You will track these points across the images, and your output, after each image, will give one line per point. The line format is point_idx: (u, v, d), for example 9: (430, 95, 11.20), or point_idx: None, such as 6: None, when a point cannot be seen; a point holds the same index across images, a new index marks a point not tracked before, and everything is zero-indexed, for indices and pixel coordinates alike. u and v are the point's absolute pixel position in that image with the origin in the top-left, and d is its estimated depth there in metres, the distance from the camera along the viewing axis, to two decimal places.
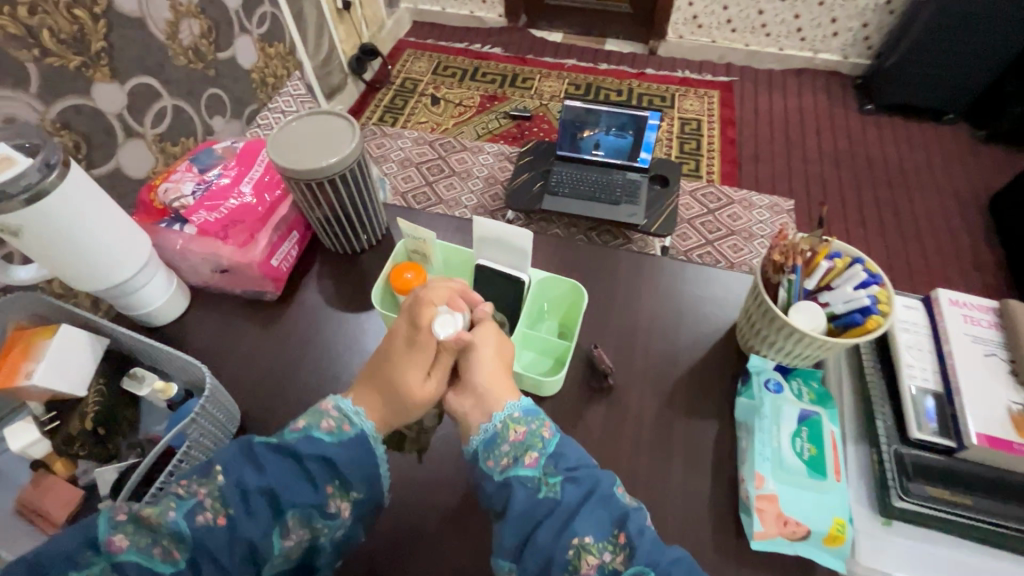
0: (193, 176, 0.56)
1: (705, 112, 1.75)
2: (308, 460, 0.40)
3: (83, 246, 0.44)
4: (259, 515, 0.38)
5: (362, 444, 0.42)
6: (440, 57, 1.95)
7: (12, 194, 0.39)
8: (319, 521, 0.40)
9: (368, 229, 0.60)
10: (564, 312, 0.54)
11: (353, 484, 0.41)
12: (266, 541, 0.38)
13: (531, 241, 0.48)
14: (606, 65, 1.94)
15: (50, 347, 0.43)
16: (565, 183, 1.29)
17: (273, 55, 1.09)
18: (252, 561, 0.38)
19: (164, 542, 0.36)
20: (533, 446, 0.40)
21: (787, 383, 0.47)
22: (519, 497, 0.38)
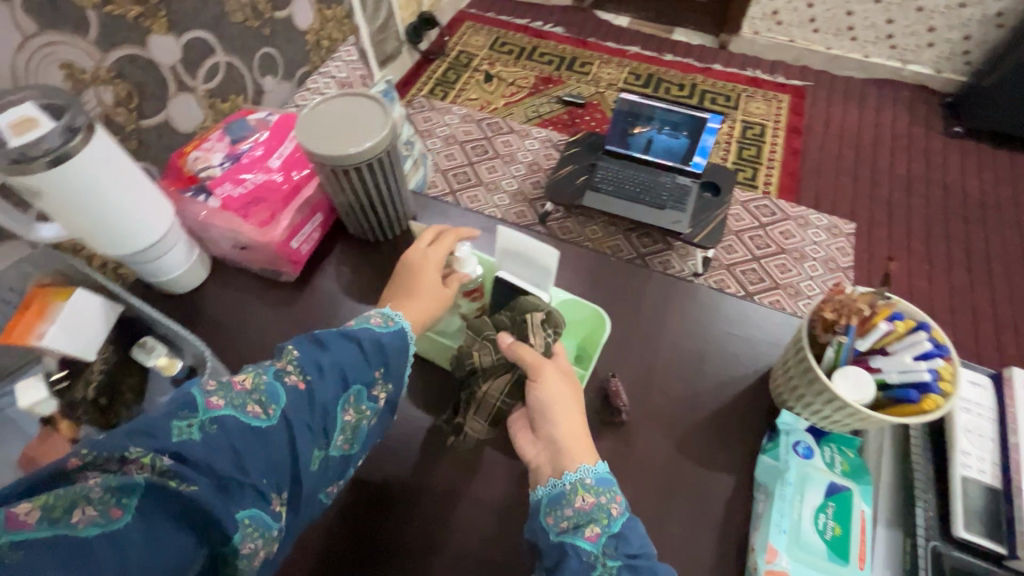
0: (223, 146, 0.55)
1: (771, 118, 1.64)
2: (367, 339, 0.43)
3: (102, 211, 0.44)
4: (329, 379, 0.40)
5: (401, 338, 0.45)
6: (499, 32, 1.89)
7: (36, 156, 0.38)
8: (365, 404, 0.42)
9: (393, 220, 0.58)
10: (585, 335, 0.52)
11: (392, 374, 0.44)
12: (335, 405, 0.40)
13: (556, 259, 0.46)
14: (671, 56, 1.84)
15: (63, 310, 0.45)
16: (609, 180, 1.23)
17: (329, 16, 1.07)
18: (323, 431, 0.39)
19: (256, 399, 0.36)
20: (597, 520, 0.38)
21: (818, 449, 0.43)
22: (572, 565, 0.37)
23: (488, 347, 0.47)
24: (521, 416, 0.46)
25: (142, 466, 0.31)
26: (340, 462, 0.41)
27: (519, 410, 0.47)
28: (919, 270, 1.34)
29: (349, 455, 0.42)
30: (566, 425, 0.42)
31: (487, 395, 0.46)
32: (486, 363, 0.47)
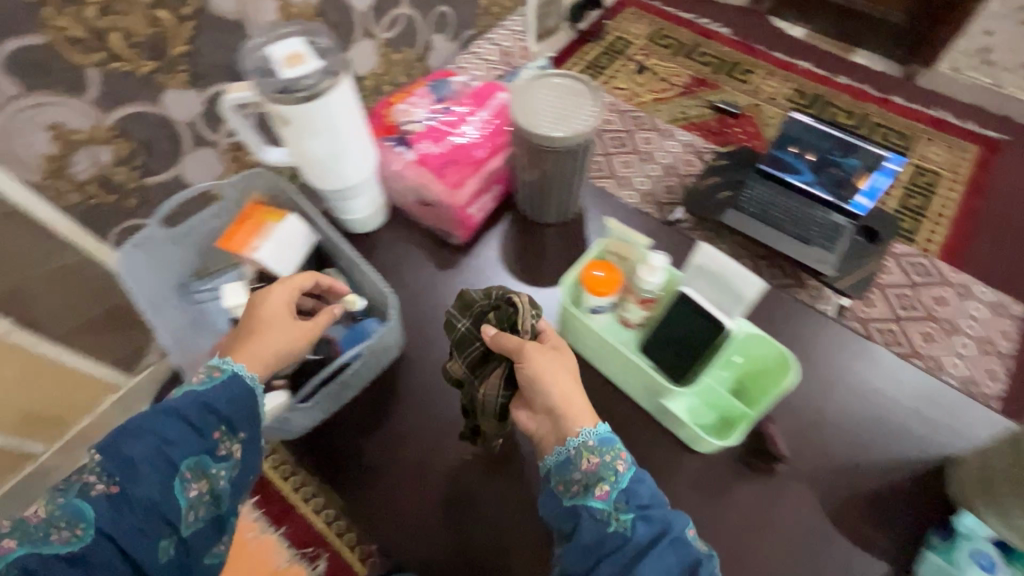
0: (428, 108, 0.64)
1: (950, 168, 1.45)
2: (188, 413, 0.59)
3: (327, 146, 0.54)
4: (153, 475, 0.56)
5: (239, 384, 0.63)
6: (661, 23, 1.81)
7: (297, 91, 0.49)
8: (198, 472, 0.59)
9: (554, 200, 0.65)
10: (755, 366, 0.66)
11: (228, 431, 0.61)
12: (169, 494, 0.57)
13: (758, 290, 0.62)
14: (846, 79, 1.66)
15: (274, 231, 0.74)
16: (754, 202, 1.15)
17: None
18: (159, 517, 0.56)
19: (64, 527, 0.53)
20: (604, 481, 0.60)
21: (1000, 564, 0.60)
22: (594, 524, 0.58)
23: (458, 350, 0.70)
24: (516, 399, 0.68)
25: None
26: (206, 523, 0.60)
27: (513, 394, 0.68)
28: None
29: (202, 515, 0.60)
30: (558, 394, 0.63)
31: (486, 394, 0.67)
32: (462, 356, 0.69)
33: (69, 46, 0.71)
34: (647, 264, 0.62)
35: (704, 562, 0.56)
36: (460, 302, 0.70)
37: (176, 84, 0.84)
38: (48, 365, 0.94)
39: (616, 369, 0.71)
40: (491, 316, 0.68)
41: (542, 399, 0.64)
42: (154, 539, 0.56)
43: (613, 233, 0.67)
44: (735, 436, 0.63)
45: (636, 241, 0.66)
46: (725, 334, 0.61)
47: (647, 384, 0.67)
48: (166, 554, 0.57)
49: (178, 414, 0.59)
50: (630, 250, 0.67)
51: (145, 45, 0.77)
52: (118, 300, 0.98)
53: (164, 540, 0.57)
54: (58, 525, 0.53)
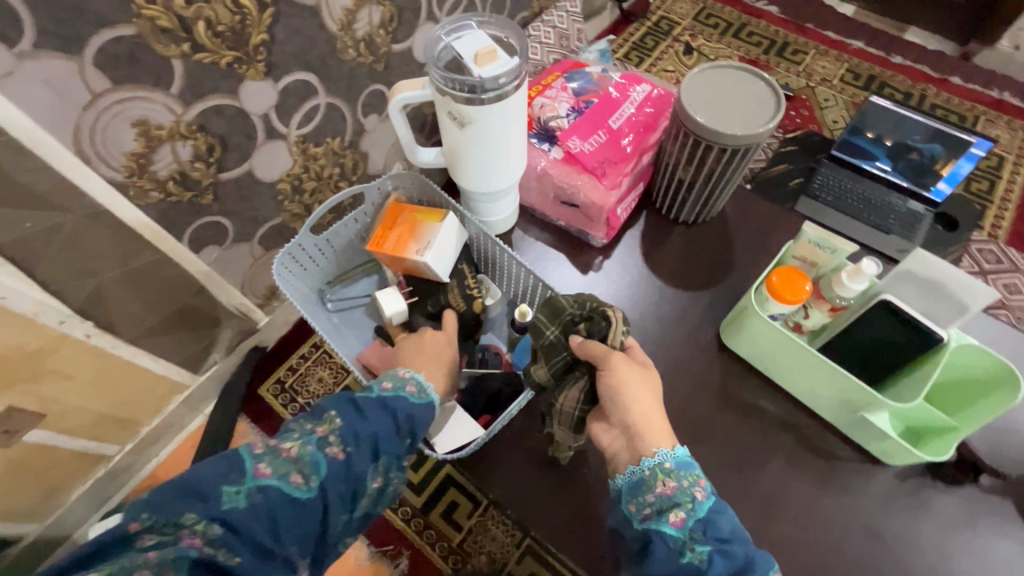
0: (576, 107, 0.69)
1: (1013, 150, 1.42)
2: (398, 411, 0.58)
3: (498, 140, 0.59)
4: (363, 457, 0.55)
5: (429, 409, 0.60)
6: (706, 1, 1.75)
7: (486, 91, 0.54)
8: (390, 471, 0.57)
9: (693, 193, 0.70)
10: (976, 385, 0.56)
11: (417, 439, 0.59)
12: (364, 477, 0.55)
13: (989, 301, 0.51)
14: (900, 59, 1.62)
15: (439, 233, 0.70)
16: (828, 189, 1.12)
17: None
18: (348, 499, 0.55)
19: (298, 473, 0.52)
20: (680, 507, 0.51)
21: None
22: (663, 549, 0.50)
23: (542, 360, 0.62)
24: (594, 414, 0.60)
25: (196, 533, 0.46)
26: (363, 517, 0.57)
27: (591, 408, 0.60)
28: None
29: (365, 514, 0.57)
30: (638, 415, 0.55)
31: (565, 405, 0.60)
32: (546, 365, 0.61)
33: (153, 34, 0.62)
34: (851, 271, 0.55)
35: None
36: (550, 313, 0.62)
37: (252, 76, 0.75)
38: (124, 368, 0.91)
39: (788, 376, 0.64)
40: (581, 329, 0.61)
41: (619, 416, 0.56)
42: (333, 521, 0.54)
43: (807, 237, 0.58)
44: (947, 449, 0.56)
45: (834, 244, 0.57)
46: (938, 346, 0.53)
47: (843, 397, 0.59)
48: (335, 536, 0.55)
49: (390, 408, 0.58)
50: (823, 256, 0.58)
51: (227, 35, 0.68)
52: (188, 301, 0.94)
53: (339, 522, 0.54)
54: (297, 468, 0.52)
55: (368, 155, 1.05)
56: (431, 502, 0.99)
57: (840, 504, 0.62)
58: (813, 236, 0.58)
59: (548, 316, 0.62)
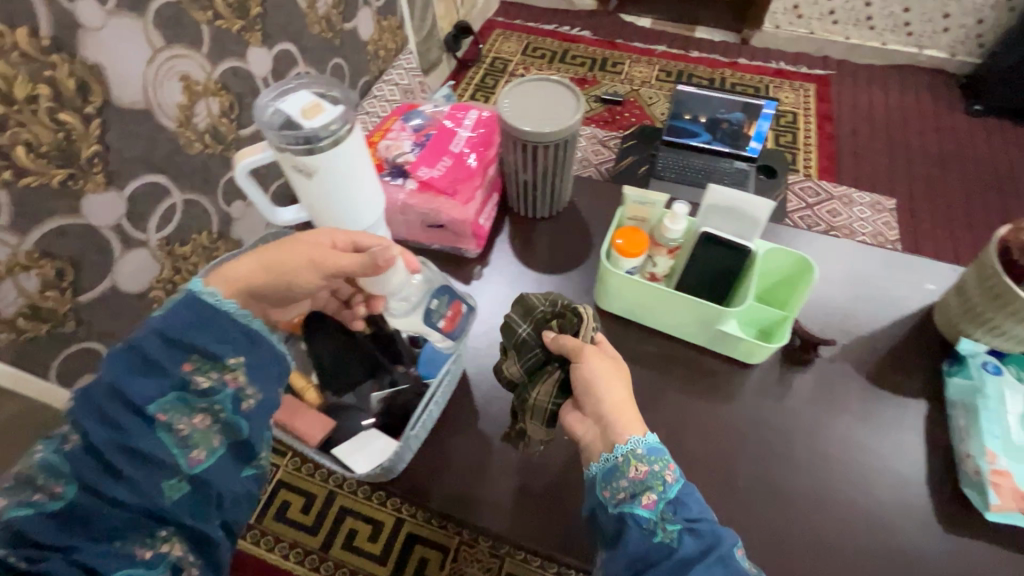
0: (411, 139, 0.74)
1: (800, 106, 1.71)
2: (145, 347, 0.44)
3: (350, 185, 0.60)
4: (125, 421, 0.42)
5: (198, 309, 0.46)
6: (529, 39, 1.96)
7: (323, 138, 0.56)
8: (188, 406, 0.45)
9: (540, 191, 0.78)
10: (790, 279, 0.68)
11: (206, 356, 0.45)
12: (150, 436, 0.42)
13: (769, 210, 0.63)
14: (697, 53, 1.90)
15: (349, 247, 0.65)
16: (670, 168, 1.29)
17: (385, 28, 1.31)
18: (151, 462, 0.42)
19: (46, 480, 0.40)
20: (653, 488, 0.50)
21: (1001, 367, 0.62)
22: (637, 534, 0.48)
23: (515, 356, 0.63)
24: (567, 408, 0.59)
25: None
26: (224, 455, 0.46)
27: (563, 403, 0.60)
28: (971, 240, 1.40)
29: (219, 447, 0.46)
30: (614, 405, 0.55)
31: (538, 399, 0.60)
32: (522, 362, 0.62)
33: None
34: (673, 215, 0.64)
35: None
36: (523, 313, 0.64)
37: (93, 188, 0.71)
38: None
39: (659, 318, 0.70)
40: (552, 325, 0.62)
41: (592, 405, 0.55)
42: (160, 484, 0.42)
43: (630, 198, 0.68)
44: (784, 335, 0.66)
45: (654, 198, 0.68)
46: (748, 254, 0.63)
47: (698, 318, 0.67)
48: (184, 498, 0.43)
49: (134, 351, 0.44)
50: (651, 210, 0.68)
51: (54, 154, 0.65)
52: None
53: (175, 485, 0.43)
54: (41, 482, 0.40)
55: (242, 240, 1.03)
56: (399, 565, 0.96)
57: (758, 419, 0.66)
58: (635, 196, 0.68)
59: (522, 315, 0.63)
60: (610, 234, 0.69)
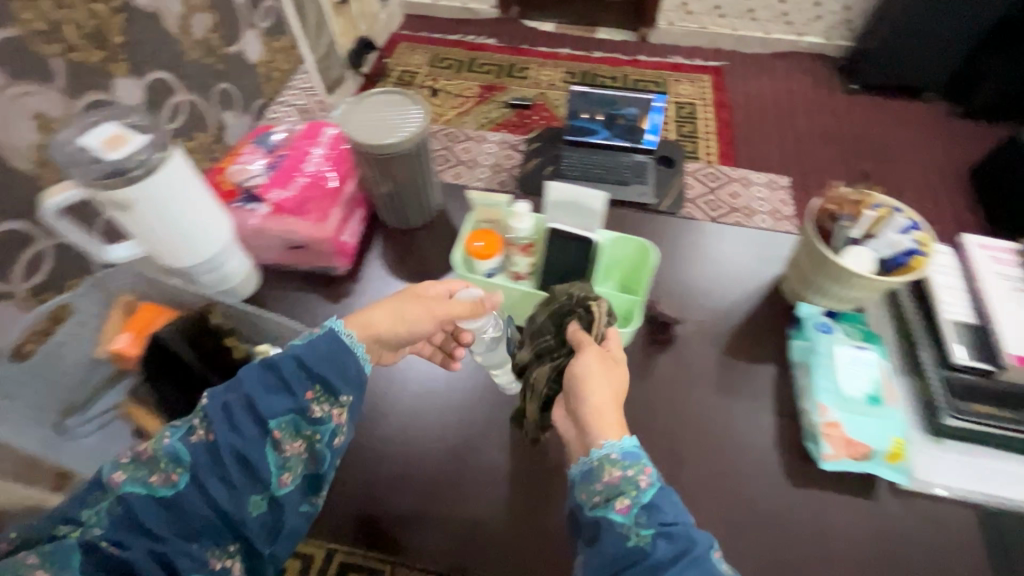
0: (261, 157, 0.58)
1: (698, 96, 1.80)
2: (283, 366, 0.43)
3: (188, 220, 0.48)
4: (246, 428, 0.40)
5: (334, 346, 0.45)
6: (435, 50, 1.97)
7: (132, 169, 0.44)
8: (301, 429, 0.43)
9: (420, 208, 0.62)
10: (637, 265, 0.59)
11: (329, 387, 0.44)
12: (258, 449, 0.41)
13: (604, 200, 0.58)
14: (599, 53, 1.96)
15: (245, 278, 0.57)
16: (574, 167, 1.33)
17: (277, 49, 1.26)
18: (249, 472, 0.40)
19: (162, 465, 0.38)
20: (626, 493, 0.39)
21: (836, 325, 0.51)
22: (609, 538, 0.37)
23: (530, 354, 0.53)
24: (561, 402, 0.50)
25: (71, 533, 0.37)
26: (309, 481, 0.44)
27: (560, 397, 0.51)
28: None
29: (303, 478, 0.43)
30: (593, 406, 0.44)
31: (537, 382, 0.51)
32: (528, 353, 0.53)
33: None
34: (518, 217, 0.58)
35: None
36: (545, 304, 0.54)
37: None
38: None
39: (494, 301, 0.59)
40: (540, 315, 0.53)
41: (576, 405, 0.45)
42: (246, 499, 0.40)
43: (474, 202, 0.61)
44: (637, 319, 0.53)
45: (500, 200, 0.61)
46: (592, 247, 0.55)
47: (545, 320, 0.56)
48: (261, 519, 0.41)
49: (272, 366, 0.43)
50: (500, 213, 0.61)
51: None
52: None
53: (256, 502, 0.40)
54: (157, 465, 0.38)
55: None
56: None
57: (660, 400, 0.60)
58: (478, 200, 0.62)
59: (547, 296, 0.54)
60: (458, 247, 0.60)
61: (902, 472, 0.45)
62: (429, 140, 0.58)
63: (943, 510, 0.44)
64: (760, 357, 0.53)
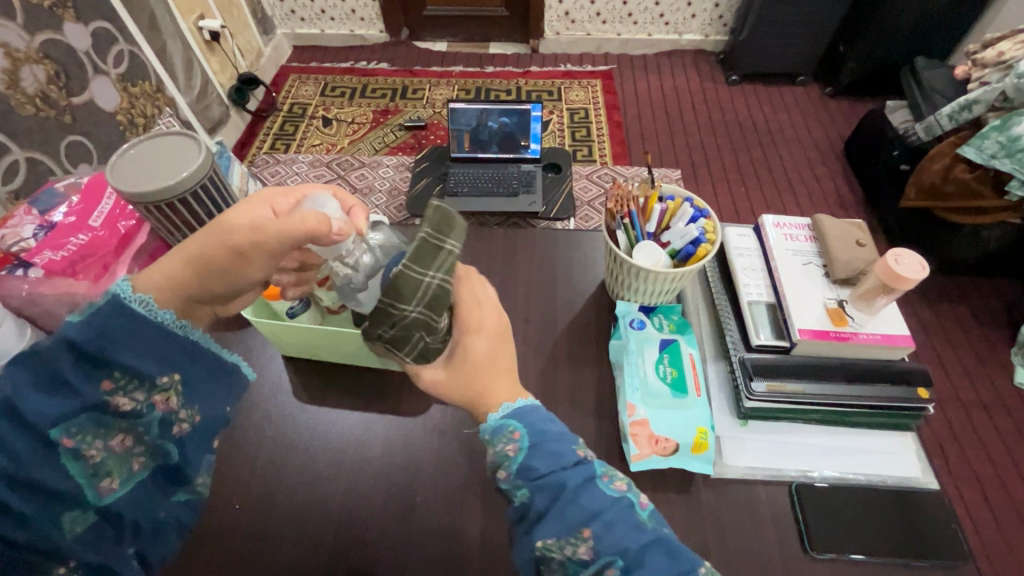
0: (33, 219, 0.54)
1: (590, 101, 1.83)
2: (52, 357, 0.29)
3: None
4: (19, 442, 0.28)
5: (124, 318, 0.31)
6: (326, 79, 1.93)
7: None
8: (115, 423, 0.32)
9: None
10: None
11: (147, 367, 0.32)
12: (54, 463, 0.29)
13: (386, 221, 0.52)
14: (492, 67, 1.98)
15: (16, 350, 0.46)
16: (463, 183, 1.32)
17: (136, 94, 1.16)
18: (50, 493, 0.29)
19: None
20: (502, 463, 0.35)
21: (649, 319, 0.51)
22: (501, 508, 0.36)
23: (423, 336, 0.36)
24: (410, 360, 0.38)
25: None
26: (155, 477, 0.35)
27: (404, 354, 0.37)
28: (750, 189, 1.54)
29: (143, 475, 0.34)
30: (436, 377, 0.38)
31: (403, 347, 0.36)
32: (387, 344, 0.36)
33: None
34: None
35: (604, 511, 0.33)
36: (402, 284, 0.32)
37: None
38: None
39: (296, 342, 0.52)
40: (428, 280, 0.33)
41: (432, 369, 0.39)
42: (56, 523, 0.29)
43: None
44: None
45: None
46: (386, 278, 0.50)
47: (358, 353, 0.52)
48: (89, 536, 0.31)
49: (34, 356, 0.29)
50: None
51: None
52: None
53: (77, 521, 0.30)
54: None
55: None
56: None
57: None
58: None
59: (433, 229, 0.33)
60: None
61: (708, 461, 0.44)
62: (222, 176, 0.53)
63: (756, 491, 0.43)
64: (582, 362, 0.51)
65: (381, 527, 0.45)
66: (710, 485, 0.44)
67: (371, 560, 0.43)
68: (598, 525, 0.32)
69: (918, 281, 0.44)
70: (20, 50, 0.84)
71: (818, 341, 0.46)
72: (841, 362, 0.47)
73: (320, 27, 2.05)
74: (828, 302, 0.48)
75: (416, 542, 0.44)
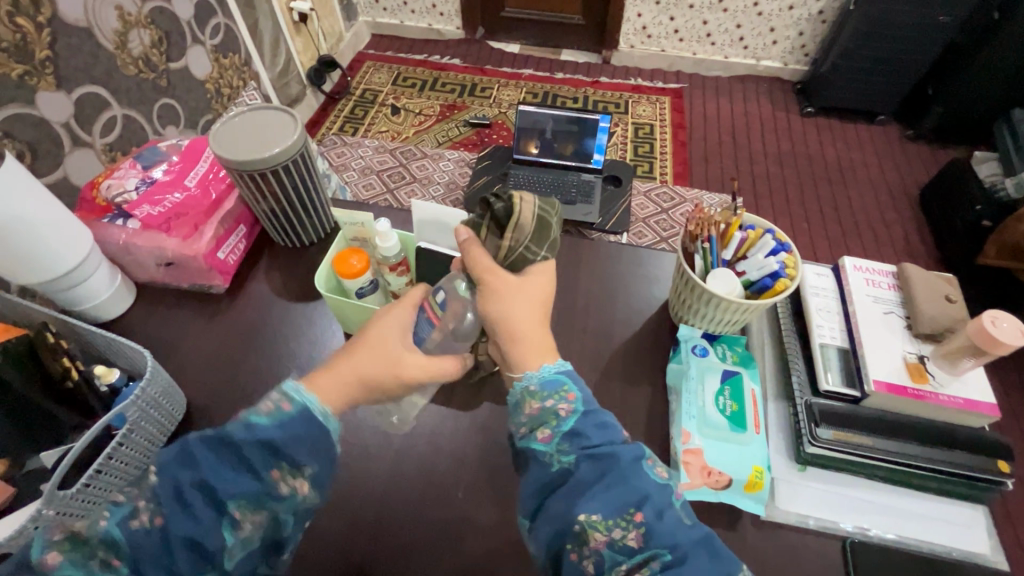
0: (136, 173, 0.58)
1: (657, 117, 1.81)
2: (243, 445, 0.33)
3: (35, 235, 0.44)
4: (199, 511, 0.32)
5: (308, 423, 0.35)
6: (400, 69, 1.98)
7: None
8: (271, 510, 0.34)
9: (313, 224, 0.61)
10: None
11: (304, 466, 0.35)
12: (213, 534, 0.32)
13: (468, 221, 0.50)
14: (562, 74, 1.98)
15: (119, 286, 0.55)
16: (521, 185, 1.32)
17: (226, 65, 1.22)
18: (200, 557, 0.32)
19: (99, 552, 0.32)
20: (547, 422, 0.37)
21: (712, 348, 0.50)
22: (533, 470, 0.36)
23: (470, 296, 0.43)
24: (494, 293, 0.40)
25: None
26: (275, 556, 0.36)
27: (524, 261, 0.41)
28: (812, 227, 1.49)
29: (267, 554, 0.36)
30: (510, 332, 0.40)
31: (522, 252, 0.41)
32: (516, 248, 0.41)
33: None
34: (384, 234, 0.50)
35: (653, 499, 0.33)
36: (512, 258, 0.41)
37: None
38: None
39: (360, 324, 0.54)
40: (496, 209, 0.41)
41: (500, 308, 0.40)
42: None
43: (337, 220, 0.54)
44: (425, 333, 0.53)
45: (369, 215, 0.54)
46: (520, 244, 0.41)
47: None
48: None
49: (229, 441, 0.33)
50: (366, 231, 0.53)
51: None
52: None
53: None
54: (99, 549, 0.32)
55: None
56: None
57: None
58: (343, 218, 0.53)
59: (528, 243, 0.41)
60: (327, 263, 0.52)
61: (761, 502, 0.43)
62: (311, 152, 0.55)
63: (807, 542, 0.42)
64: (634, 381, 0.51)
65: (419, 516, 0.46)
66: (758, 527, 0.43)
67: (406, 546, 0.44)
68: (650, 510, 0.33)
69: (1016, 348, 0.41)
70: (133, 14, 0.89)
71: (894, 396, 0.44)
72: (906, 418, 0.45)
73: (400, 18, 2.10)
74: (907, 356, 0.46)
75: (452, 537, 0.45)
